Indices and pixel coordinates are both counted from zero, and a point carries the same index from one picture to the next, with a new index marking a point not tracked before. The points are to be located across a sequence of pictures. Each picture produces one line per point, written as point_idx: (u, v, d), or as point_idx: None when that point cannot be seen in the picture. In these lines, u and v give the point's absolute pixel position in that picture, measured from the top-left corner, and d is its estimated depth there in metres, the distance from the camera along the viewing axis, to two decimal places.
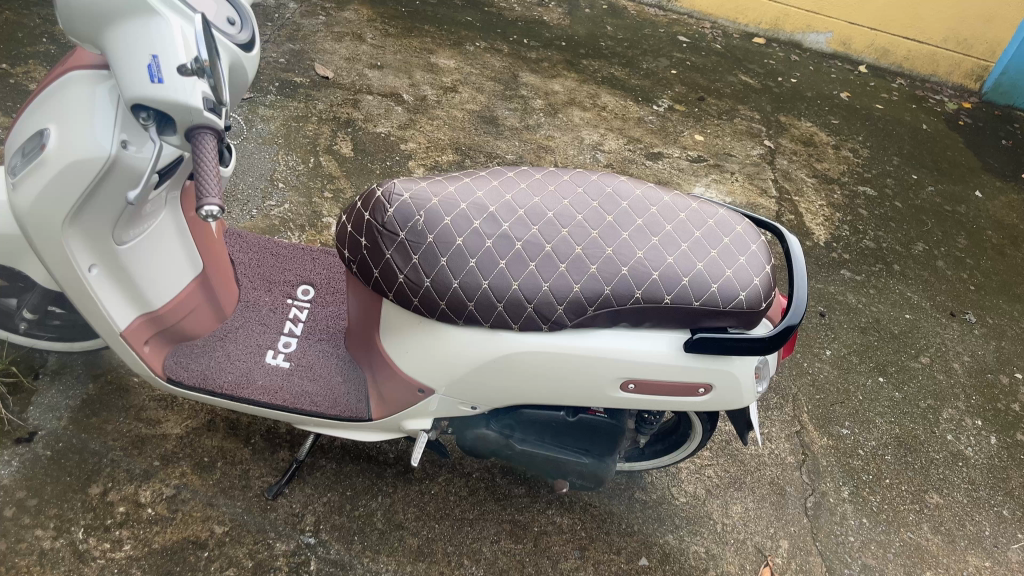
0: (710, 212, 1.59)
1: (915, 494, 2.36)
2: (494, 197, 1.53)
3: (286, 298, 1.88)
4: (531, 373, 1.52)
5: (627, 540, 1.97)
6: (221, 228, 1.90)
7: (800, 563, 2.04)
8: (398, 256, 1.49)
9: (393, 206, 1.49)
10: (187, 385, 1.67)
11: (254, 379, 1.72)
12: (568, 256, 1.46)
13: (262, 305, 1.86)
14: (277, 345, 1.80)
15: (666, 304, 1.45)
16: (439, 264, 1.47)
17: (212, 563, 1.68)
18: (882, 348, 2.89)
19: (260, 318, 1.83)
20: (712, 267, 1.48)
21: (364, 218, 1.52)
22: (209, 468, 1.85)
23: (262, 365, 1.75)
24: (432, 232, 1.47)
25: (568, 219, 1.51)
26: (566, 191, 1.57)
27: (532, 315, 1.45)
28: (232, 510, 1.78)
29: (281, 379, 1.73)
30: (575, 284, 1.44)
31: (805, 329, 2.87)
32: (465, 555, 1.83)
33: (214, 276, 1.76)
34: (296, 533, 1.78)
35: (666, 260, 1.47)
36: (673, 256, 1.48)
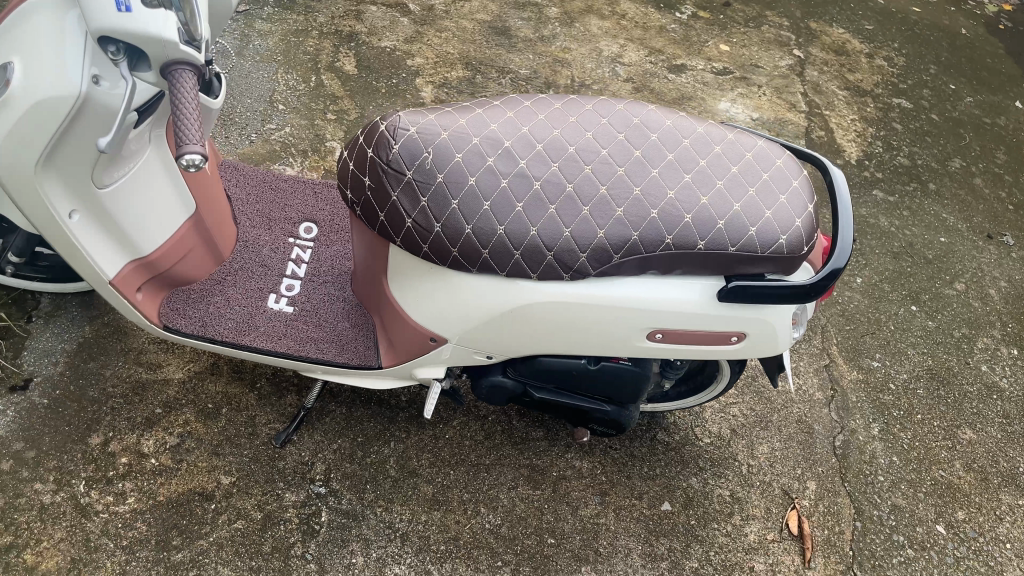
0: (747, 144, 1.45)
1: (948, 430, 2.27)
2: (509, 131, 1.39)
3: (287, 237, 1.76)
4: (551, 324, 1.41)
5: (649, 484, 1.90)
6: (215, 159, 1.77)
7: (828, 505, 1.98)
8: (405, 198, 1.36)
9: (399, 142, 1.36)
10: (185, 333, 1.57)
11: (256, 326, 1.62)
12: (591, 198, 1.33)
13: (261, 244, 1.74)
14: (279, 287, 1.69)
15: (700, 250, 1.33)
16: (451, 207, 1.35)
17: (220, 516, 1.62)
18: (915, 274, 2.76)
19: (260, 259, 1.72)
20: (750, 209, 1.36)
21: (367, 155, 1.38)
22: (213, 415, 1.77)
23: (263, 311, 1.65)
24: (442, 171, 1.35)
25: (592, 155, 1.37)
26: (589, 122, 1.42)
27: (552, 263, 1.33)
28: (238, 459, 1.71)
29: (284, 325, 1.63)
30: (600, 229, 1.32)
31: None
32: (482, 502, 1.77)
33: (209, 214, 1.64)
34: (306, 483, 1.71)
35: (699, 202, 1.34)
36: (707, 197, 1.35)
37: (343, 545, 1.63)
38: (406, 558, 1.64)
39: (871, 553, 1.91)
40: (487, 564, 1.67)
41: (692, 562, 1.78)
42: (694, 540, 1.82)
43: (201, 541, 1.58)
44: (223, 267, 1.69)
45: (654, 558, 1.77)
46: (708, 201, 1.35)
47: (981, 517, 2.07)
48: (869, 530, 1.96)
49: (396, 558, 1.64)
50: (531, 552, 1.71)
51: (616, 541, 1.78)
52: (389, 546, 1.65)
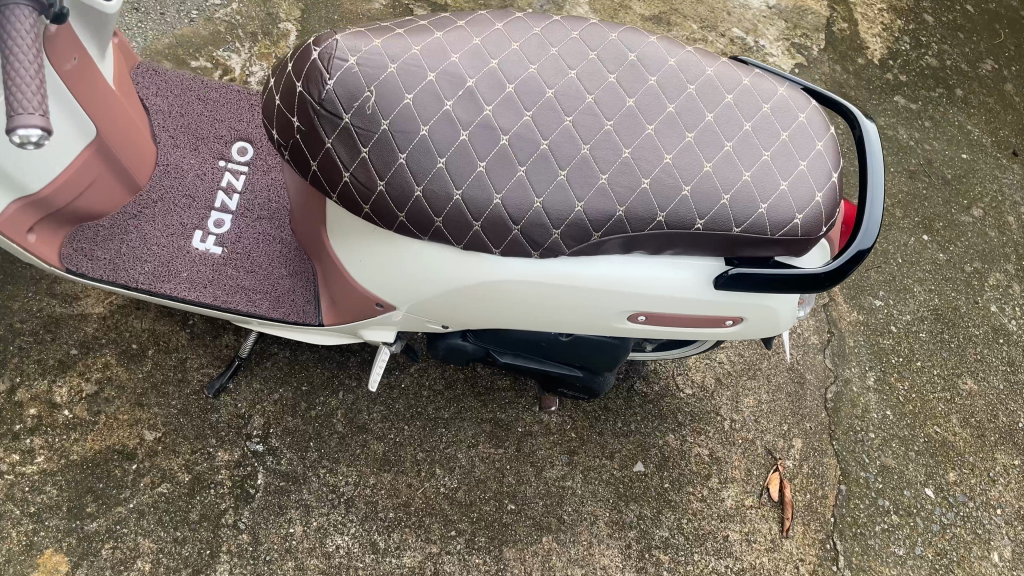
0: (765, 90, 1.18)
1: (948, 379, 2.11)
2: (473, 65, 1.12)
3: (217, 160, 1.50)
4: (516, 301, 1.19)
5: (622, 442, 1.74)
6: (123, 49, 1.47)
7: (812, 467, 1.84)
8: (342, 148, 1.11)
9: (335, 78, 1.09)
10: (93, 278, 1.35)
11: (178, 271, 1.40)
12: (569, 160, 1.09)
13: (186, 167, 1.48)
14: (206, 223, 1.45)
15: (697, 230, 1.10)
16: (397, 163, 1.10)
17: (142, 479, 1.45)
18: (930, 197, 2.52)
19: (184, 186, 1.46)
20: (760, 180, 1.11)
21: (296, 90, 1.11)
22: (137, 358, 1.57)
23: (187, 252, 1.42)
24: (388, 118, 1.09)
25: (574, 102, 1.11)
26: (574, 55, 1.14)
27: (518, 239, 1.10)
28: (166, 411, 1.53)
29: (211, 271, 1.41)
30: (578, 201, 1.08)
31: None
32: (438, 463, 1.61)
33: (119, 135, 1.36)
34: (241, 440, 1.54)
35: (702, 170, 1.10)
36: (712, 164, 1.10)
37: (280, 512, 1.48)
38: (350, 528, 1.50)
39: (853, 520, 1.79)
40: (439, 534, 1.53)
41: (662, 531, 1.66)
42: (667, 506, 1.69)
43: (119, 508, 1.42)
44: (142, 196, 1.45)
45: (621, 527, 1.64)
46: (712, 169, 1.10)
47: (973, 478, 1.95)
48: (854, 494, 1.83)
49: (339, 527, 1.49)
50: (489, 520, 1.57)
51: (583, 507, 1.64)
52: (332, 513, 1.50)
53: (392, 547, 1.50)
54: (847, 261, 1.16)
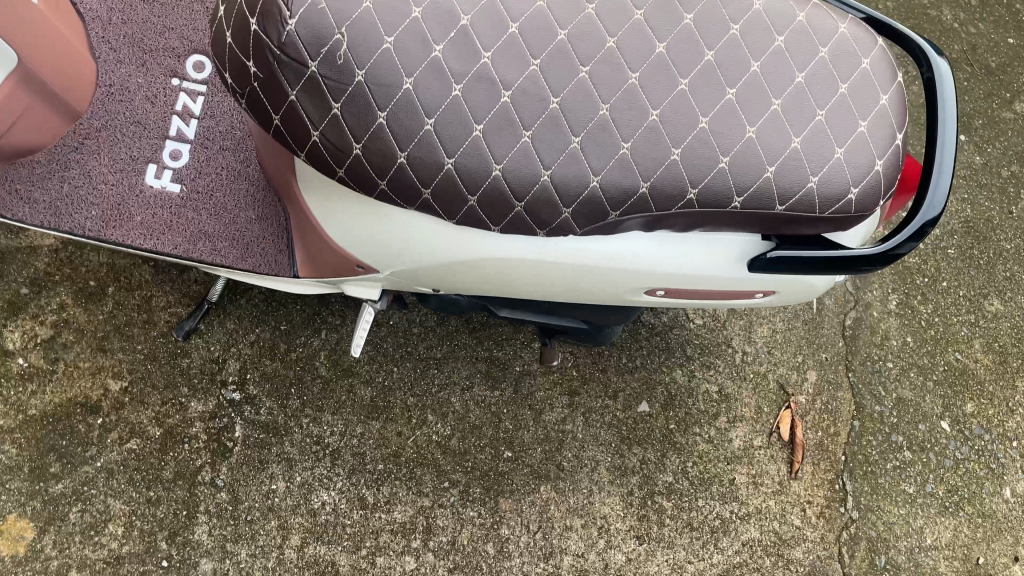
0: (824, 28, 0.96)
1: (974, 300, 1.98)
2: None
3: (170, 78, 1.29)
4: (516, 275, 1.04)
5: (627, 379, 1.63)
6: None
7: (826, 402, 1.74)
8: (309, 103, 0.92)
9: (298, 17, 0.87)
10: (36, 224, 1.19)
11: (130, 214, 1.23)
12: (585, 125, 0.90)
13: (133, 88, 1.27)
14: (161, 155, 1.26)
15: (734, 209, 0.93)
16: (376, 123, 0.91)
17: (109, 435, 1.34)
18: (970, 91, 2.29)
19: (131, 112, 1.26)
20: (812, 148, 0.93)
21: (250, 29, 0.90)
22: (97, 297, 1.42)
23: (140, 191, 1.24)
24: (364, 69, 0.89)
25: (593, 48, 0.90)
26: None
27: (521, 216, 0.93)
28: (131, 358, 1.40)
29: (169, 213, 1.24)
30: (594, 175, 0.90)
31: None
32: (429, 408, 1.50)
33: (47, 56, 1.14)
34: (215, 388, 1.42)
35: (745, 137, 0.91)
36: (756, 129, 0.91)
37: (261, 468, 1.38)
38: (337, 482, 1.41)
39: (865, 458, 1.71)
40: (432, 486, 1.44)
41: (666, 476, 1.57)
42: (671, 448, 1.60)
43: (86, 467, 1.32)
44: (83, 125, 1.24)
45: (624, 472, 1.55)
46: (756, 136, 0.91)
47: (991, 409, 1.86)
48: (867, 431, 1.74)
49: (325, 482, 1.40)
50: (484, 469, 1.48)
51: (583, 452, 1.55)
52: (317, 467, 1.41)
53: (381, 501, 1.41)
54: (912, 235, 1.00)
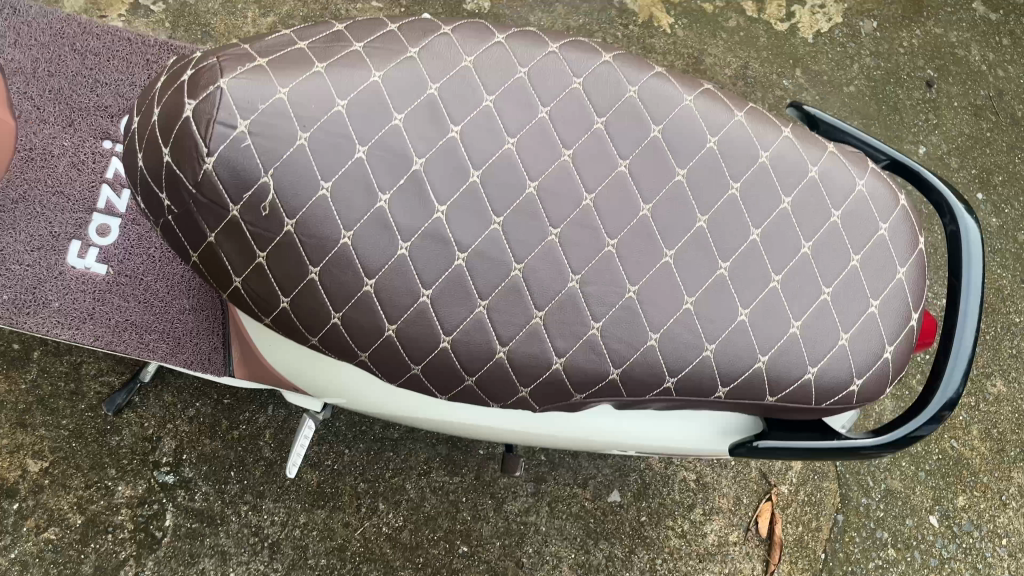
0: (839, 184, 0.83)
1: (976, 381, 1.83)
2: (424, 135, 0.78)
3: (101, 142, 1.14)
4: (470, 428, 0.91)
5: (598, 466, 1.51)
6: None
7: (810, 493, 1.62)
8: (231, 247, 0.78)
9: (217, 155, 0.74)
10: None
11: (47, 299, 1.09)
12: (551, 298, 0.76)
13: (56, 152, 1.12)
14: (87, 231, 1.12)
15: (717, 397, 0.80)
16: (307, 278, 0.77)
17: (25, 523, 1.24)
18: (992, 143, 2.12)
19: (54, 181, 1.12)
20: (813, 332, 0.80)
21: (163, 159, 0.77)
22: (20, 363, 1.30)
23: (60, 272, 1.11)
24: (294, 217, 0.76)
25: (565, 206, 0.77)
26: (571, 124, 0.79)
27: (472, 389, 0.80)
28: (54, 434, 1.28)
29: (92, 298, 1.11)
30: (556, 357, 0.77)
31: (900, 110, 2.07)
32: (381, 495, 1.39)
33: None
34: (146, 469, 1.30)
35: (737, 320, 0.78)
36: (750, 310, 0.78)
37: (190, 562, 1.28)
38: None
39: (846, 556, 1.61)
40: None
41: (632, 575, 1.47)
42: (640, 544, 1.50)
43: None
44: None
45: (587, 570, 1.45)
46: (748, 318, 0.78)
47: (983, 503, 1.75)
48: (851, 526, 1.63)
49: None
50: (436, 566, 1.38)
51: (545, 547, 1.44)
52: (253, 562, 1.30)
53: None
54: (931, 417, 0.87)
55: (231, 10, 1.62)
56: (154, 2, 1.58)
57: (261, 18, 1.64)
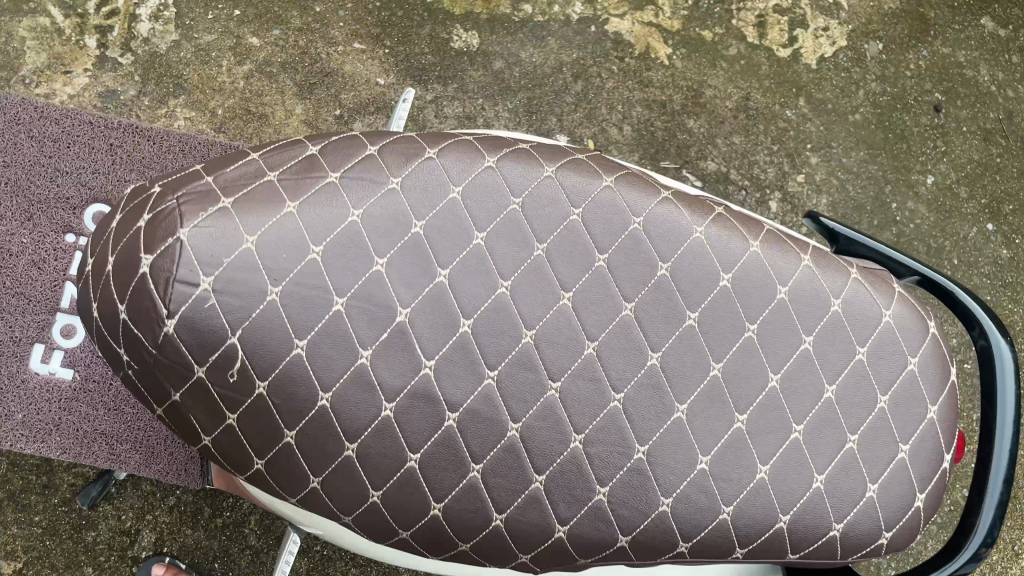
0: (866, 316, 0.75)
1: None
2: (408, 282, 0.70)
3: (64, 237, 1.07)
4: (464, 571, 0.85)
5: None
6: None
7: None
8: (198, 408, 0.71)
9: (178, 317, 0.66)
10: None
11: (9, 410, 1.03)
12: (551, 461, 0.69)
13: (16, 250, 1.06)
14: (50, 333, 1.05)
15: (736, 558, 0.73)
16: (282, 440, 0.70)
17: None
18: (1005, 168, 2.00)
19: (14, 282, 1.05)
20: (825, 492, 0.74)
21: (119, 316, 0.69)
22: None
23: (23, 380, 1.04)
24: (266, 380, 0.68)
25: (566, 358, 0.70)
26: (571, 264, 0.72)
27: (467, 553, 0.73)
28: (27, 532, 1.23)
29: (57, 407, 1.04)
30: (558, 524, 0.70)
31: (909, 138, 1.97)
32: None
33: None
34: (124, 565, 1.24)
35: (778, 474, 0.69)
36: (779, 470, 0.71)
37: None
38: None
39: None
40: None
41: None
42: None
43: None
44: None
45: None
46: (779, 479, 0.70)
47: (995, 555, 1.71)
48: None
49: None
50: None
51: None
52: None
53: None
54: (969, 557, 0.79)
55: (204, 59, 1.53)
56: (122, 53, 1.49)
57: (237, 66, 1.55)
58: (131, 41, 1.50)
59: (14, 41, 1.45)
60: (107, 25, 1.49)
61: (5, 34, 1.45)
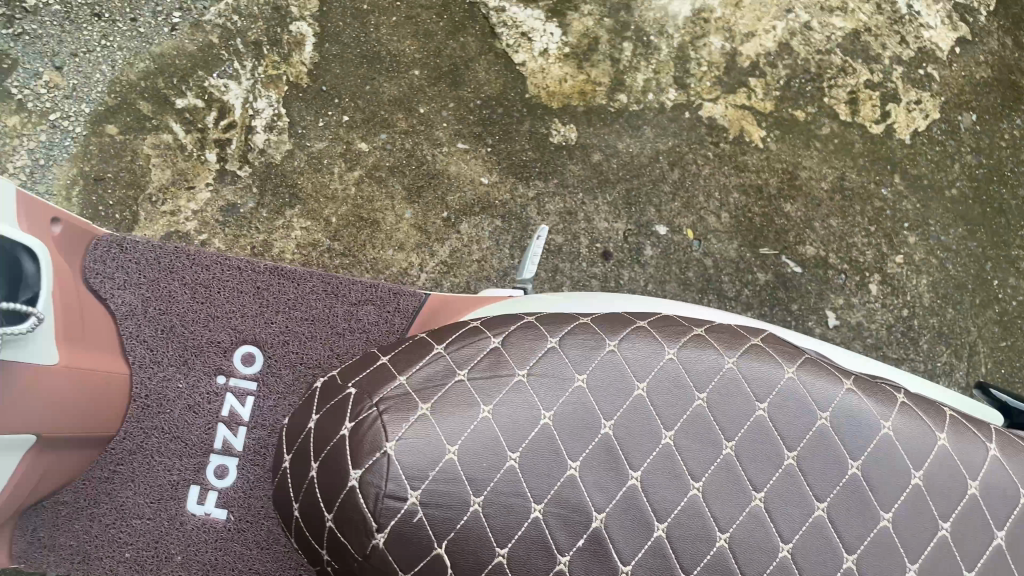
0: None
1: None
2: (603, 485, 0.71)
3: (216, 379, 1.10)
4: None
5: None
6: (71, 237, 1.02)
7: None
8: None
9: (388, 530, 0.68)
10: (60, 569, 1.03)
11: (169, 552, 1.05)
12: None
13: (172, 395, 1.08)
14: (205, 474, 1.08)
15: None
16: None
17: None
18: None
19: (170, 425, 1.08)
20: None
21: (325, 521, 0.71)
22: None
23: (181, 522, 1.06)
24: None
25: (761, 561, 0.70)
26: (762, 462, 0.73)
27: None
28: None
29: (214, 548, 1.06)
30: None
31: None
32: None
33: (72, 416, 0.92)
34: None
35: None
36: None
37: None
38: None
39: None
40: None
41: None
42: None
43: None
44: (113, 448, 1.06)
45: None
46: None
47: None
48: None
49: None
50: None
51: None
52: None
53: None
54: None
55: (317, 167, 1.56)
56: (241, 166, 1.53)
57: (347, 173, 1.57)
58: (249, 154, 1.54)
59: (139, 158, 1.50)
60: (226, 138, 1.54)
61: (131, 152, 1.50)
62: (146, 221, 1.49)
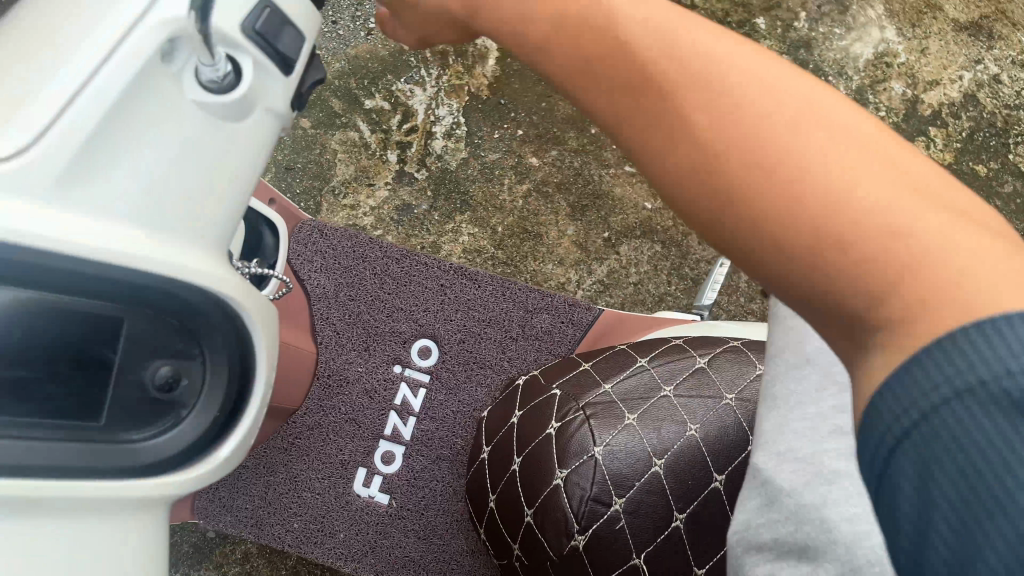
0: None
1: None
2: None
3: (393, 367, 1.15)
4: None
5: None
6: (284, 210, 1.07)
7: None
8: None
9: (590, 533, 0.68)
10: (235, 531, 1.09)
11: (333, 529, 1.09)
12: None
13: (352, 378, 1.14)
14: (373, 458, 1.11)
15: None
16: None
17: None
18: None
19: (348, 406, 1.13)
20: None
21: (523, 516, 0.73)
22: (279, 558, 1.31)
23: (347, 501, 1.10)
24: None
25: None
26: None
27: None
28: None
29: (375, 531, 1.09)
30: None
31: None
32: None
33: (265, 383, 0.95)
34: None
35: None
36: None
37: None
38: None
39: None
40: None
41: None
42: None
43: None
44: (294, 421, 1.11)
45: None
46: (832, 429, 0.54)
47: None
48: None
49: None
50: None
51: None
52: None
53: None
54: None
55: (489, 177, 1.59)
56: (419, 169, 1.58)
57: (517, 185, 1.59)
58: (427, 157, 1.59)
59: (327, 153, 1.58)
60: (407, 141, 1.59)
61: (320, 146, 1.58)
62: (329, 212, 1.57)
